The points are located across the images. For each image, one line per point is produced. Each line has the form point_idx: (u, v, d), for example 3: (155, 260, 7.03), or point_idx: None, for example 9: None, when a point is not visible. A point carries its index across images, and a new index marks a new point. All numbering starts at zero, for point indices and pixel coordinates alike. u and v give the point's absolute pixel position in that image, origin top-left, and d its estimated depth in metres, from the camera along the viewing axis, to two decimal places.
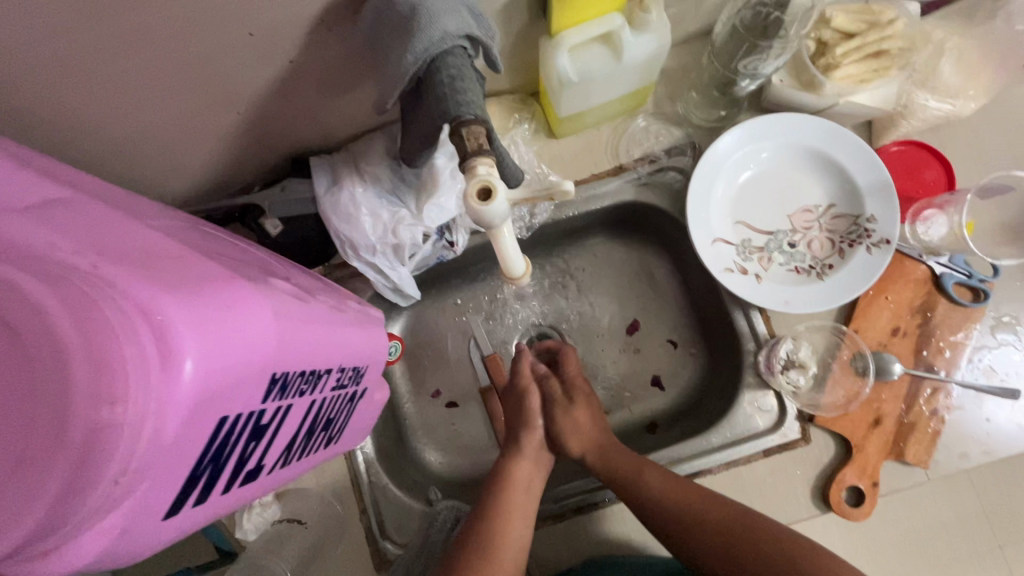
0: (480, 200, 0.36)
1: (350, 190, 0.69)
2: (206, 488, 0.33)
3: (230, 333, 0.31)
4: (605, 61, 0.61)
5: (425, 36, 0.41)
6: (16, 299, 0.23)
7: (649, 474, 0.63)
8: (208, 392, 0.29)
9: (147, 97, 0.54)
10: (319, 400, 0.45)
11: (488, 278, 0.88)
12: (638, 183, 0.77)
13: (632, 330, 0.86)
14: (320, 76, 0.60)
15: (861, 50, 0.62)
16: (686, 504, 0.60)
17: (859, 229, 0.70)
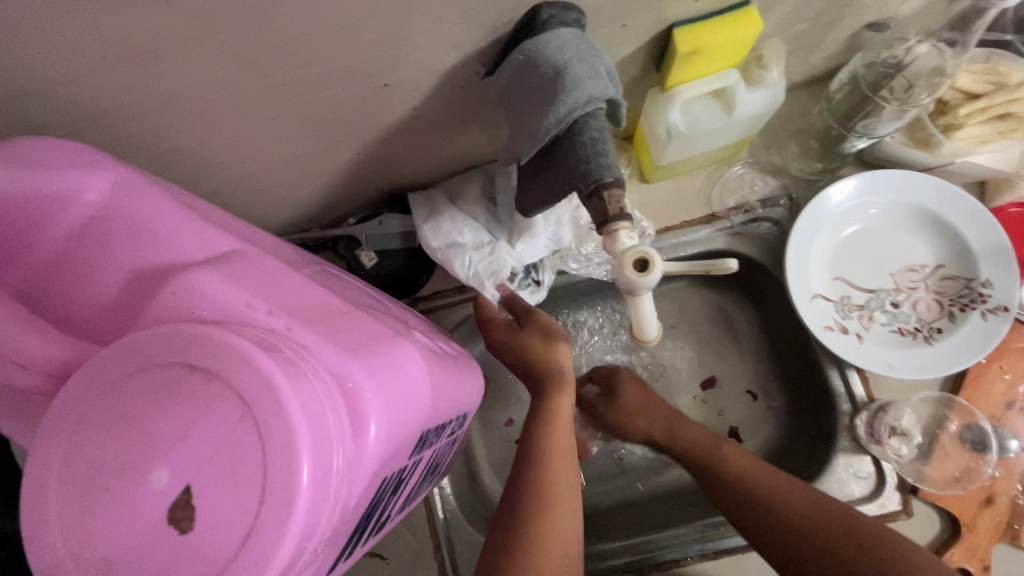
0: (637, 271, 0.35)
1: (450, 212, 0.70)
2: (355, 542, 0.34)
3: (400, 395, 0.32)
4: (716, 115, 0.61)
5: (571, 99, 0.42)
6: (244, 368, 0.24)
7: (724, 456, 0.64)
8: (383, 456, 0.30)
9: (279, 138, 0.57)
10: (439, 448, 0.45)
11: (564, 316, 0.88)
12: (731, 232, 0.75)
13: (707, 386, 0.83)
14: (436, 121, 0.62)
15: (987, 111, 0.59)
16: (747, 468, 0.62)
17: (972, 293, 0.66)
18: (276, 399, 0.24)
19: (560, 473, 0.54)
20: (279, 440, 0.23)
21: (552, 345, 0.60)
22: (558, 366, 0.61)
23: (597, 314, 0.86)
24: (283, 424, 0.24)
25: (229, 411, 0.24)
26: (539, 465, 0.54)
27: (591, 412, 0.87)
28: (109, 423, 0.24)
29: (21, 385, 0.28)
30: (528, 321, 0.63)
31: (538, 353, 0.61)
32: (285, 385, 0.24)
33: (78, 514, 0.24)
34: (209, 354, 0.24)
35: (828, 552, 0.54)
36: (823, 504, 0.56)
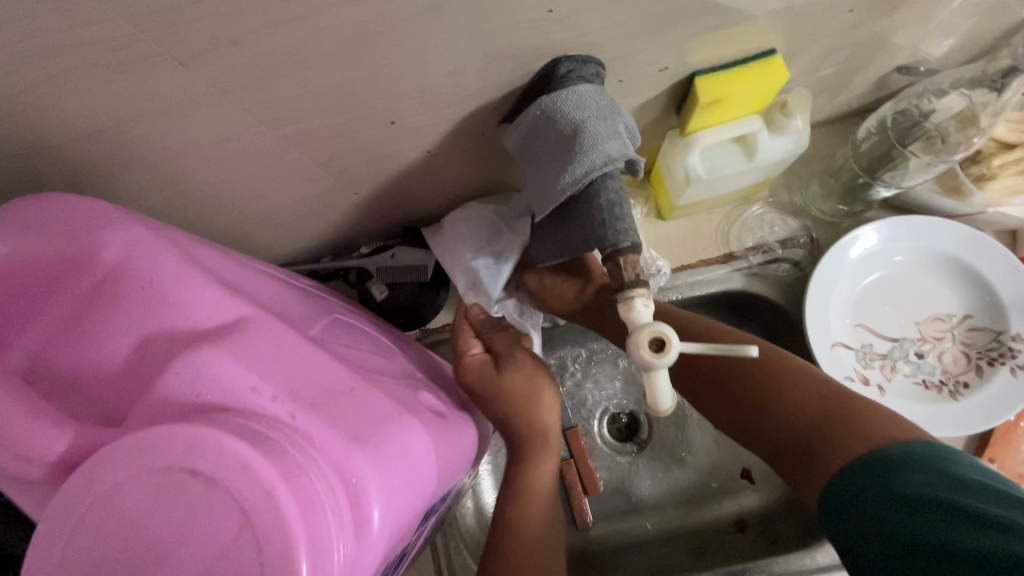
0: (653, 351, 0.34)
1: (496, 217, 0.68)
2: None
3: (405, 480, 0.31)
4: (737, 160, 0.59)
5: (588, 159, 0.41)
6: (246, 478, 0.23)
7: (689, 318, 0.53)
8: (385, 550, 0.29)
9: (293, 180, 0.57)
10: (444, 510, 0.44)
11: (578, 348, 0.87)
12: (749, 271, 0.73)
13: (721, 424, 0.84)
14: (451, 161, 0.61)
15: (1021, 163, 0.57)
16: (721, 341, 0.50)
17: (1001, 346, 0.64)
18: (277, 511, 0.23)
19: (531, 540, 0.49)
20: (279, 554, 0.23)
21: (535, 400, 0.54)
22: (540, 421, 0.55)
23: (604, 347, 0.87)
24: (284, 537, 0.23)
25: (229, 523, 0.23)
26: (509, 535, 0.49)
27: (601, 447, 0.86)
28: (105, 529, 0.24)
29: (28, 474, 0.28)
30: (506, 364, 0.57)
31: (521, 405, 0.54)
32: (287, 495, 0.24)
33: None
34: (210, 461, 0.24)
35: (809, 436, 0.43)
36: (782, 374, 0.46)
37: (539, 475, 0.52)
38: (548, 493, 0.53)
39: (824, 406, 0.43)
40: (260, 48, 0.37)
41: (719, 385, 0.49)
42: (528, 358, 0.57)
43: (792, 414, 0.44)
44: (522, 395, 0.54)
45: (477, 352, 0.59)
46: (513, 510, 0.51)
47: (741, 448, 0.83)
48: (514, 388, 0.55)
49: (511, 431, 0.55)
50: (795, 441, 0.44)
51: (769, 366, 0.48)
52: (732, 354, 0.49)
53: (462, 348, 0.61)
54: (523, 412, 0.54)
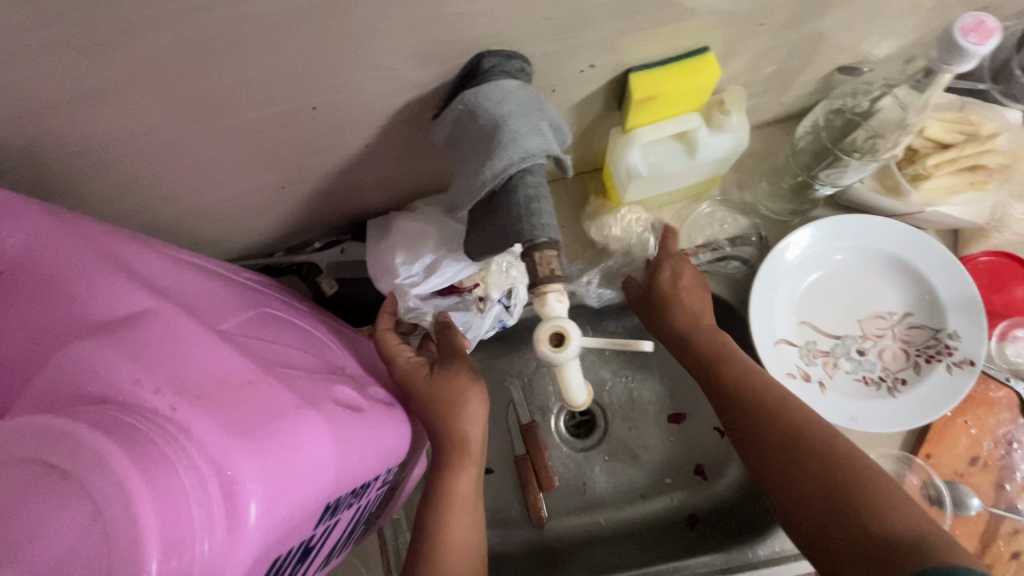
0: (553, 346, 0.34)
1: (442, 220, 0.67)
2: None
3: (294, 473, 0.31)
4: (679, 158, 0.60)
5: (505, 155, 0.41)
6: (99, 471, 0.23)
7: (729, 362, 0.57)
8: (266, 542, 0.29)
9: (230, 174, 0.56)
10: (365, 504, 0.44)
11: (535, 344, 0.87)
12: (698, 270, 0.74)
13: (676, 420, 0.85)
14: (392, 156, 0.61)
15: (957, 162, 0.58)
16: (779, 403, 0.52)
17: (939, 344, 0.65)
18: (129, 504, 0.23)
19: (453, 554, 0.51)
20: (129, 545, 0.23)
21: (461, 413, 0.52)
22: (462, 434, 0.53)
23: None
24: (134, 530, 0.23)
25: (78, 516, 0.23)
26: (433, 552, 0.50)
27: (556, 443, 0.86)
28: None
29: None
30: (438, 371, 0.54)
31: (448, 410, 0.52)
32: (142, 488, 0.24)
33: None
34: (65, 452, 0.24)
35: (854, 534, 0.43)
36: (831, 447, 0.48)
37: (458, 488, 0.52)
38: (469, 504, 0.53)
39: (902, 525, 0.42)
40: (167, 39, 0.37)
41: (778, 453, 0.50)
42: (461, 365, 0.54)
43: (846, 504, 0.44)
44: (449, 409, 0.52)
45: (406, 354, 0.56)
46: (436, 527, 0.51)
47: (694, 445, 0.84)
48: (442, 400, 0.52)
49: (435, 439, 0.53)
50: (844, 525, 0.44)
51: (823, 436, 0.49)
52: (800, 428, 0.50)
53: (392, 351, 0.57)
54: (449, 425, 0.52)
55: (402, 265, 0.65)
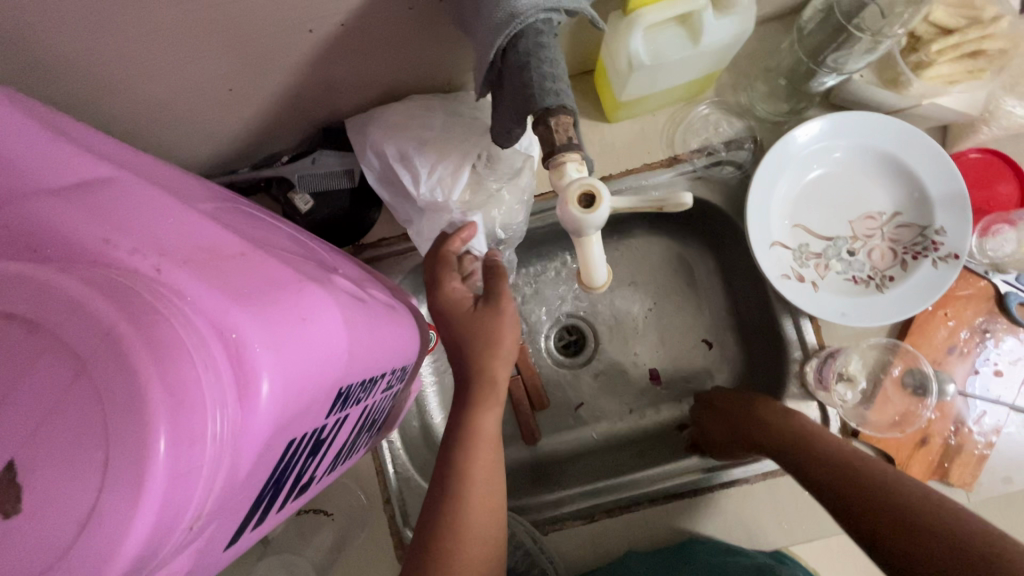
0: (582, 207, 0.31)
1: (477, 121, 0.63)
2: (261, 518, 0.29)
3: (307, 344, 0.27)
4: (682, 44, 0.56)
5: (521, 4, 0.37)
6: (78, 319, 0.20)
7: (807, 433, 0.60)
8: (283, 417, 0.25)
9: (182, 58, 0.49)
10: (372, 403, 0.42)
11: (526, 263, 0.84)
12: (692, 176, 0.71)
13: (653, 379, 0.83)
14: (372, 42, 0.54)
15: (958, 48, 0.56)
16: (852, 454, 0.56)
17: (925, 241, 0.66)
18: (118, 353, 0.20)
19: (478, 489, 0.49)
20: (125, 402, 0.19)
21: (497, 352, 0.52)
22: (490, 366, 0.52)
23: (552, 271, 0.85)
24: (130, 383, 0.20)
25: (56, 370, 0.19)
26: (461, 483, 0.48)
27: (548, 361, 0.85)
28: None
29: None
30: (484, 307, 0.55)
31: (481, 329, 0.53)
32: (133, 338, 0.20)
33: None
34: (33, 300, 0.20)
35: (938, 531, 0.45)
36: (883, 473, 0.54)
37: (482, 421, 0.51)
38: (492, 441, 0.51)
39: None
40: None
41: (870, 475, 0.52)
42: (508, 310, 0.55)
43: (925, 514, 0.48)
44: (484, 340, 0.52)
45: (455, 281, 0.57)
46: (460, 464, 0.49)
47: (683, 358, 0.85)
48: (482, 336, 0.53)
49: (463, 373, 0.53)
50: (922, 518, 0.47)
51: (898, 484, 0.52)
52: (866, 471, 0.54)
53: (440, 274, 0.58)
54: (481, 357, 0.52)
55: (416, 162, 0.60)
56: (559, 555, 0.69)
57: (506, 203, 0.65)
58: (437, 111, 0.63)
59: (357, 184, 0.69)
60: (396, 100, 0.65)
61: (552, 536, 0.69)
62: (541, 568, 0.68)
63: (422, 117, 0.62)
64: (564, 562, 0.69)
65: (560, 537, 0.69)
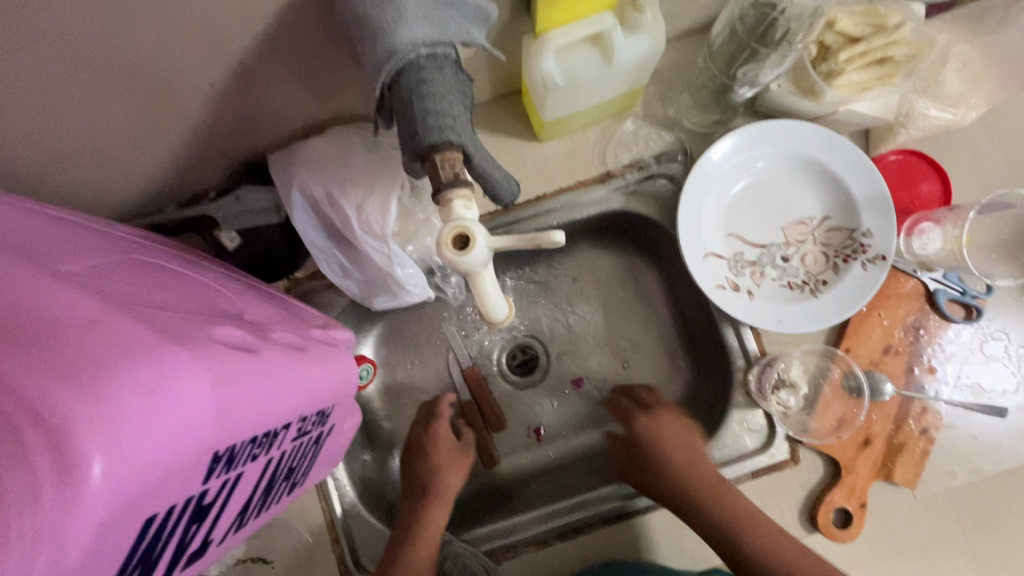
0: (456, 249, 0.31)
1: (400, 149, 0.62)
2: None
3: (161, 417, 0.26)
4: (594, 63, 0.56)
5: (399, 40, 0.36)
6: None
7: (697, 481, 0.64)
8: (127, 499, 0.24)
9: (76, 98, 0.48)
10: (278, 455, 0.40)
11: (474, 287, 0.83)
12: (626, 190, 0.72)
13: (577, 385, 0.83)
14: (277, 74, 0.53)
15: (866, 56, 0.58)
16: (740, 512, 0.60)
17: (854, 243, 0.67)
18: None
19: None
20: None
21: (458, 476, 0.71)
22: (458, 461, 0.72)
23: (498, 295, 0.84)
24: None
25: None
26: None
27: (499, 382, 0.84)
28: None
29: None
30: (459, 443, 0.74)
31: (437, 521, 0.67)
32: None
33: None
34: None
35: None
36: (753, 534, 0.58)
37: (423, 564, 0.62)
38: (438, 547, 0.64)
39: None
40: None
41: None
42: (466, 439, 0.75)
43: None
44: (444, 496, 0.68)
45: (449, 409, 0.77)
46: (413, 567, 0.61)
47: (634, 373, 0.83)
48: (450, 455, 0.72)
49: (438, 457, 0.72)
50: None
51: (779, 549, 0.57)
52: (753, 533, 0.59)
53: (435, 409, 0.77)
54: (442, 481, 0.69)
55: (340, 198, 0.59)
56: None
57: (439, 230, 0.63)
58: (357, 143, 0.62)
59: (286, 221, 0.66)
60: (318, 131, 0.64)
61: (507, 563, 0.68)
62: None
63: (343, 152, 0.61)
64: None
65: (515, 565, 0.68)
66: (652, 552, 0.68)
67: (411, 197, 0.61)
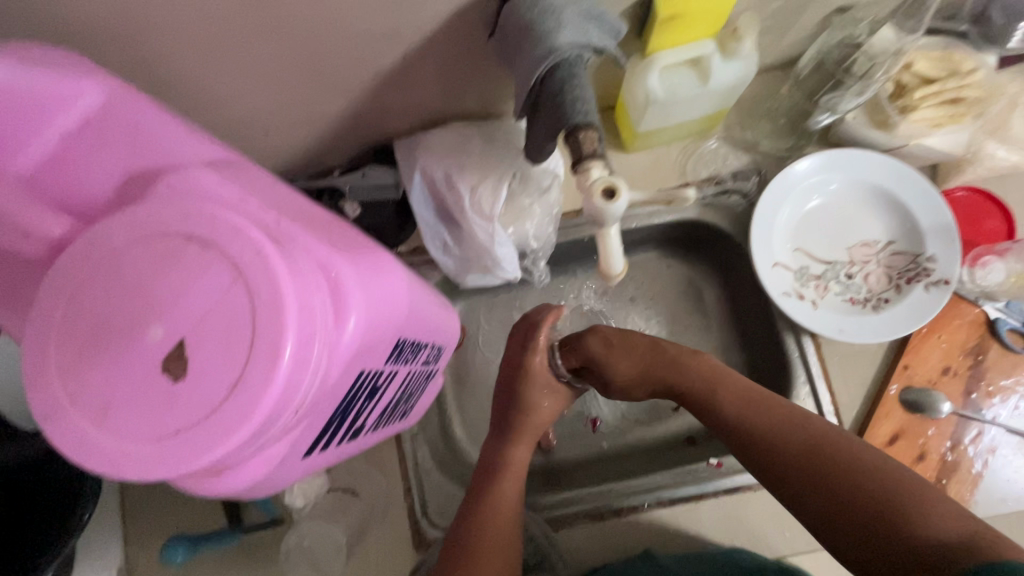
0: (605, 198, 0.39)
1: (511, 144, 0.72)
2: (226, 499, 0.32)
3: (383, 297, 0.34)
4: (692, 84, 0.64)
5: (560, 41, 0.46)
6: (239, 237, 0.26)
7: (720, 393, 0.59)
8: (359, 350, 0.32)
9: (271, 80, 0.57)
10: (414, 371, 0.48)
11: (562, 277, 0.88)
12: (702, 203, 0.79)
13: None
14: (427, 69, 0.63)
15: (940, 95, 0.64)
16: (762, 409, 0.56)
17: (918, 267, 0.71)
18: (266, 265, 0.26)
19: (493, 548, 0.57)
20: (268, 303, 0.26)
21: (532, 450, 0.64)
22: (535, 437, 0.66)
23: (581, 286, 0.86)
24: (271, 289, 0.26)
25: (220, 275, 0.26)
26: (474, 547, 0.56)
27: None
28: (113, 283, 0.26)
29: (28, 249, 0.30)
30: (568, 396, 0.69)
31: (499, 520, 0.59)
32: (276, 255, 0.27)
33: (76, 365, 0.26)
34: (200, 224, 0.27)
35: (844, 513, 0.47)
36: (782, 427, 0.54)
37: (502, 518, 0.58)
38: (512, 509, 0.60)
39: (923, 523, 0.44)
40: None
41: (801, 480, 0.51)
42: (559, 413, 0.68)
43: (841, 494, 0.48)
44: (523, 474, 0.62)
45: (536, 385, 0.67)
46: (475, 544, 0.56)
47: None
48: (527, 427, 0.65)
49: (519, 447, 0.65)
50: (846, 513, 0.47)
51: (844, 451, 0.51)
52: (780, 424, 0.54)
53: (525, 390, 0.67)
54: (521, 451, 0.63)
55: (457, 182, 0.69)
56: (563, 553, 0.72)
57: (537, 216, 0.72)
58: (475, 136, 0.71)
59: (402, 197, 0.75)
60: (439, 124, 0.74)
61: (563, 531, 0.73)
62: (552, 563, 0.71)
63: (462, 141, 0.71)
64: (574, 559, 0.72)
65: (570, 534, 0.73)
66: (701, 537, 0.72)
67: (517, 185, 0.70)
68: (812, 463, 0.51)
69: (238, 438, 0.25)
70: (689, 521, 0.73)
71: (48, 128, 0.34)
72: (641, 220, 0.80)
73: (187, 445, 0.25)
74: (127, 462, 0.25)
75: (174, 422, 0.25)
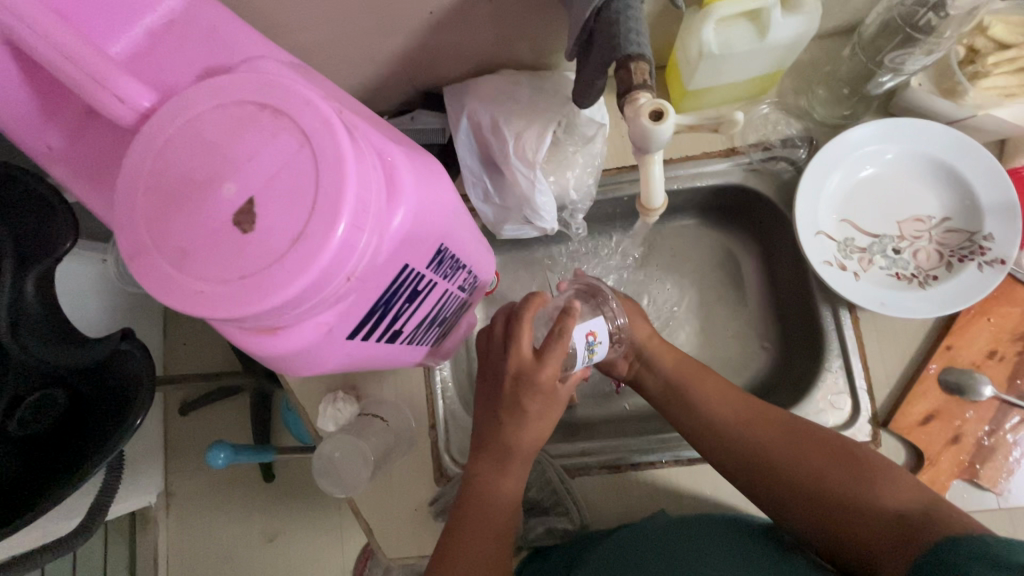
0: (653, 119, 0.42)
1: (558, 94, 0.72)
2: (275, 367, 0.35)
3: (431, 194, 0.36)
4: (749, 38, 0.63)
5: None
6: (308, 107, 0.29)
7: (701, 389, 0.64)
8: (407, 238, 0.34)
9: (334, 12, 0.59)
10: (451, 292, 0.50)
11: (598, 237, 0.88)
12: (748, 167, 0.78)
13: None
14: (483, 11, 0.64)
15: (1015, 62, 0.61)
16: (733, 416, 0.60)
17: (973, 245, 0.69)
18: (330, 133, 0.28)
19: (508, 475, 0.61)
20: (331, 167, 0.28)
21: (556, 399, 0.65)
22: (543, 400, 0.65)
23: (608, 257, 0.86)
24: (335, 155, 0.28)
25: (290, 141, 0.28)
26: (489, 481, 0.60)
27: None
28: (195, 144, 0.29)
29: (117, 117, 0.33)
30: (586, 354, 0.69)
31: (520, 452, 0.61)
32: (340, 127, 0.29)
33: (160, 212, 0.28)
34: (276, 95, 0.29)
35: (807, 505, 0.54)
36: (754, 429, 0.59)
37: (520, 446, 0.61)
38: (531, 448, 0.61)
39: (895, 498, 0.50)
40: None
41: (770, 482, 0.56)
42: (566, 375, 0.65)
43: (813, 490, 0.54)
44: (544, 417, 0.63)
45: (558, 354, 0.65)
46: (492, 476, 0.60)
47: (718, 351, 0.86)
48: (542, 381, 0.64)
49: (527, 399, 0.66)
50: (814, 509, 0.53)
51: (811, 444, 0.56)
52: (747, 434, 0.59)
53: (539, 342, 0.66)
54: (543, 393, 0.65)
55: (502, 127, 0.70)
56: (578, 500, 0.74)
57: (579, 167, 0.73)
58: (524, 85, 0.72)
59: (448, 143, 0.77)
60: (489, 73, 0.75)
61: (579, 480, 0.74)
62: (565, 507, 0.73)
63: (510, 89, 0.72)
64: (588, 507, 0.74)
65: (585, 483, 0.75)
66: (718, 498, 0.72)
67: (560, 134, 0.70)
68: (779, 463, 0.56)
69: (296, 285, 0.27)
70: (706, 481, 0.73)
71: (139, 21, 0.37)
72: (683, 181, 0.79)
73: (251, 289, 0.27)
74: (200, 299, 0.28)
75: (240, 269, 0.28)
